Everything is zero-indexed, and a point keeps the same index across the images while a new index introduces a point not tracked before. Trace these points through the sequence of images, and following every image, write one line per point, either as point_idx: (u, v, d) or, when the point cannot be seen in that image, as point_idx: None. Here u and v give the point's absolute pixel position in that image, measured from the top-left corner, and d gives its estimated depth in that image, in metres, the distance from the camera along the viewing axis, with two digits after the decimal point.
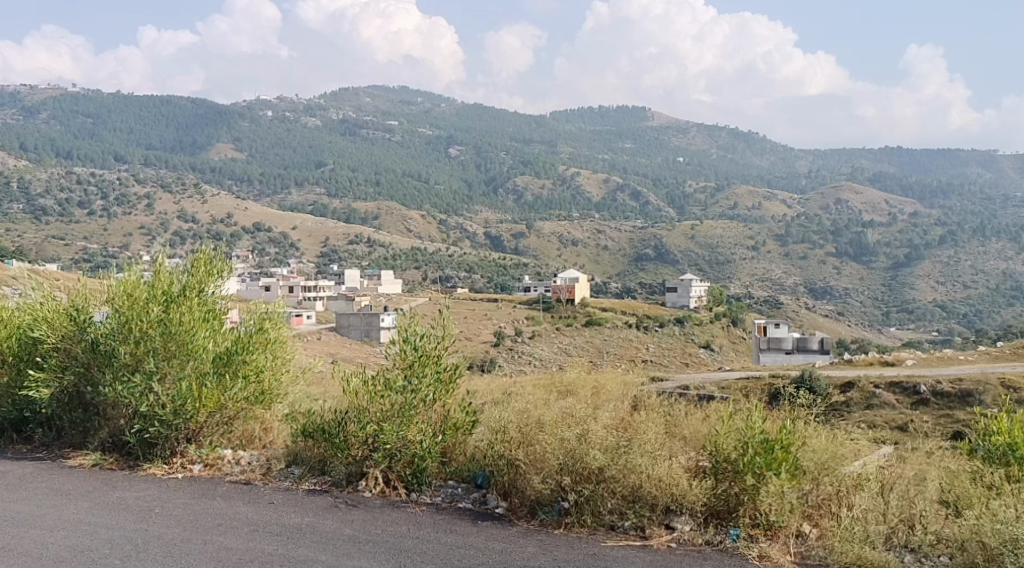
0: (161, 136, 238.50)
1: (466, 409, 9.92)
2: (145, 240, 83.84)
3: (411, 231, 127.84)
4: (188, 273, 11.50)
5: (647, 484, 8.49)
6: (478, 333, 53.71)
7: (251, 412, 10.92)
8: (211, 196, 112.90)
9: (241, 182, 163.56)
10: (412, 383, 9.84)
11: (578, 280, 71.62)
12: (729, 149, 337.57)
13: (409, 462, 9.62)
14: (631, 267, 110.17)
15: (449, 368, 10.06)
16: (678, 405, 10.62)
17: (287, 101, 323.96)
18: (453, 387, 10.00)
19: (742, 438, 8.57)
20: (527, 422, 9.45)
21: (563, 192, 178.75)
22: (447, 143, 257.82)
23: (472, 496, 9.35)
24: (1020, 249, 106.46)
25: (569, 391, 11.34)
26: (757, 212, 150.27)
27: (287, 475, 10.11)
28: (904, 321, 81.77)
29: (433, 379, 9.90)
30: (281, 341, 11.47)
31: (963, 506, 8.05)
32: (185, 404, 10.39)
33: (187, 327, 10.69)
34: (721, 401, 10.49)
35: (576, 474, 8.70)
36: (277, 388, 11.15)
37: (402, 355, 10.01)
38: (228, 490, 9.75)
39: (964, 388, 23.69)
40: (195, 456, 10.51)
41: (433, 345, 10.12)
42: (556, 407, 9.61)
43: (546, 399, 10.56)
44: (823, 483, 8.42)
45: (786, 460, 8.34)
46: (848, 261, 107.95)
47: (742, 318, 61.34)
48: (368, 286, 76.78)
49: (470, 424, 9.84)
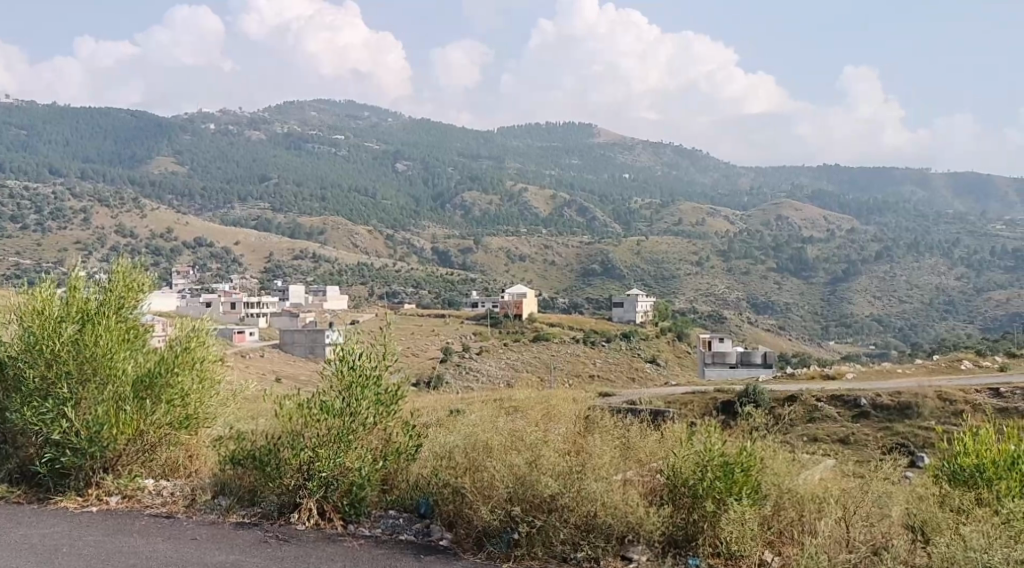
0: (100, 148, 234.37)
1: (409, 432, 9.99)
2: (80, 256, 82.18)
3: (357, 246, 127.03)
4: (105, 289, 11.37)
5: (599, 511, 8.57)
6: (425, 350, 53.33)
7: (175, 437, 10.86)
8: (151, 211, 111.04)
9: (182, 196, 161.26)
10: (350, 406, 9.85)
11: (526, 296, 71.65)
12: (674, 166, 341.57)
13: (347, 491, 9.56)
14: (577, 282, 110.34)
15: (391, 388, 10.14)
16: (633, 424, 10.71)
17: (231, 114, 320.46)
18: (395, 405, 10.07)
19: (695, 467, 8.65)
20: (475, 447, 9.57)
21: (509, 208, 179.18)
22: (394, 157, 257.26)
23: (413, 527, 9.32)
24: (953, 265, 109.06)
25: (521, 412, 11.37)
26: (701, 228, 152.16)
27: (213, 506, 9.96)
28: (842, 335, 83.13)
29: (373, 403, 9.93)
30: (209, 359, 11.43)
31: (931, 531, 8.03)
32: (100, 431, 10.29)
33: (104, 350, 10.64)
34: (676, 423, 10.60)
35: (526, 503, 8.75)
36: (205, 411, 11.10)
37: (339, 375, 10.02)
38: (147, 524, 9.59)
39: (903, 400, 23.88)
40: (112, 487, 10.34)
41: (372, 364, 10.12)
42: (502, 433, 9.66)
43: (494, 420, 10.61)
44: (778, 505, 8.53)
45: (748, 484, 8.49)
46: (789, 276, 109.53)
47: (687, 332, 61.77)
48: (313, 302, 75.97)
49: (414, 448, 9.90)
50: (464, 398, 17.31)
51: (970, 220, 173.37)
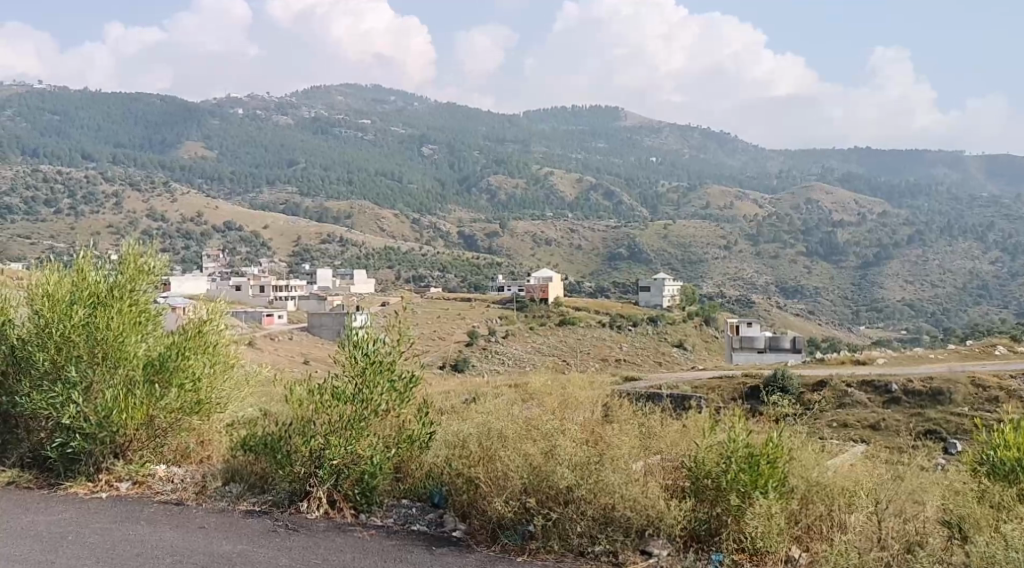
0: (130, 133, 236.18)
1: (424, 420, 10.02)
2: (111, 239, 82.95)
3: (384, 230, 127.41)
4: (119, 270, 11.45)
5: (617, 503, 8.50)
6: (452, 333, 53.49)
7: (187, 423, 10.87)
8: (180, 195, 111.89)
9: (211, 180, 162.28)
10: (363, 393, 9.91)
11: (552, 280, 71.64)
12: (702, 149, 339.48)
13: (358, 481, 9.59)
14: (604, 267, 110.09)
15: (403, 376, 10.21)
16: (653, 414, 10.66)
17: (259, 99, 321.84)
18: (410, 393, 10.16)
19: (715, 458, 8.61)
20: (489, 436, 9.62)
21: (536, 192, 178.97)
22: (421, 142, 257.47)
23: (427, 517, 9.36)
24: (985, 249, 107.83)
25: (538, 400, 11.38)
26: (729, 212, 151.34)
27: (224, 494, 10.05)
28: (873, 320, 82.46)
29: (386, 389, 9.98)
30: (222, 344, 11.53)
31: (970, 528, 7.76)
32: (111, 415, 10.30)
33: (116, 332, 10.69)
34: (698, 413, 10.58)
35: (540, 495, 8.75)
36: (218, 399, 11.15)
37: (351, 362, 10.12)
38: (156, 511, 9.67)
39: (935, 386, 23.72)
40: (123, 473, 10.42)
41: (387, 354, 10.20)
42: (516, 425, 9.69)
43: (510, 410, 10.66)
44: (801, 497, 8.44)
45: (772, 476, 8.38)
46: (818, 260, 108.75)
47: (715, 317, 61.52)
48: (341, 286, 76.34)
49: (426, 438, 9.90)
50: (488, 386, 17.44)
51: (1003, 204, 171.31)
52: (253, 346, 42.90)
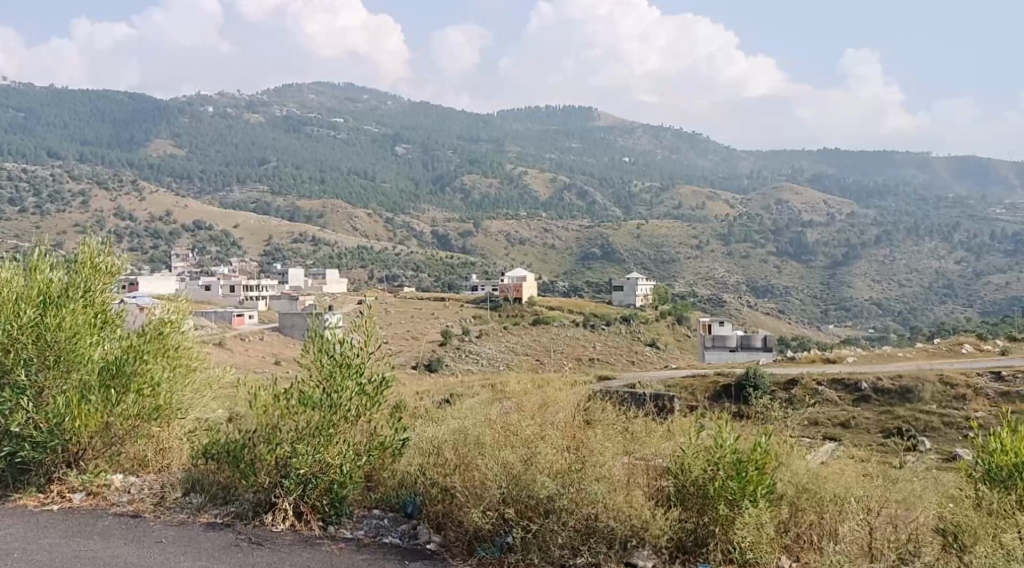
0: (98, 130, 233.66)
1: (397, 428, 10.31)
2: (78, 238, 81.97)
3: (357, 229, 126.89)
4: (73, 272, 11.89)
5: (600, 514, 8.71)
6: (424, 333, 53.26)
7: (144, 429, 11.20)
8: (149, 194, 110.83)
9: (181, 178, 160.92)
10: (332, 397, 10.15)
11: (526, 279, 71.54)
12: (674, 149, 340.98)
13: (327, 490, 9.82)
14: (577, 266, 110.22)
15: (375, 379, 10.45)
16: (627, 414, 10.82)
17: (230, 97, 319.65)
18: (381, 399, 10.41)
19: (704, 463, 8.78)
20: (464, 444, 9.82)
21: (509, 191, 179.00)
22: (394, 140, 256.65)
23: (400, 528, 9.59)
24: (952, 249, 109.07)
25: (515, 399, 11.51)
26: (700, 212, 152.09)
27: (185, 505, 10.29)
28: (842, 318, 83.16)
29: (356, 394, 10.22)
30: (184, 345, 12.17)
31: (965, 539, 7.92)
32: (63, 422, 10.61)
33: (69, 334, 11.02)
34: (676, 417, 10.80)
35: (521, 506, 8.91)
36: (177, 402, 11.56)
37: (320, 366, 10.42)
38: (110, 525, 9.88)
39: (904, 384, 23.74)
40: (76, 483, 10.69)
41: (356, 355, 10.49)
42: (492, 428, 9.89)
43: (485, 410, 10.88)
44: (788, 505, 8.73)
45: (759, 481, 8.60)
46: (789, 259, 109.47)
47: (687, 316, 61.72)
48: (313, 285, 75.84)
49: (400, 447, 10.19)
50: (457, 388, 17.55)
51: (969, 204, 173.16)
52: (221, 346, 42.49)
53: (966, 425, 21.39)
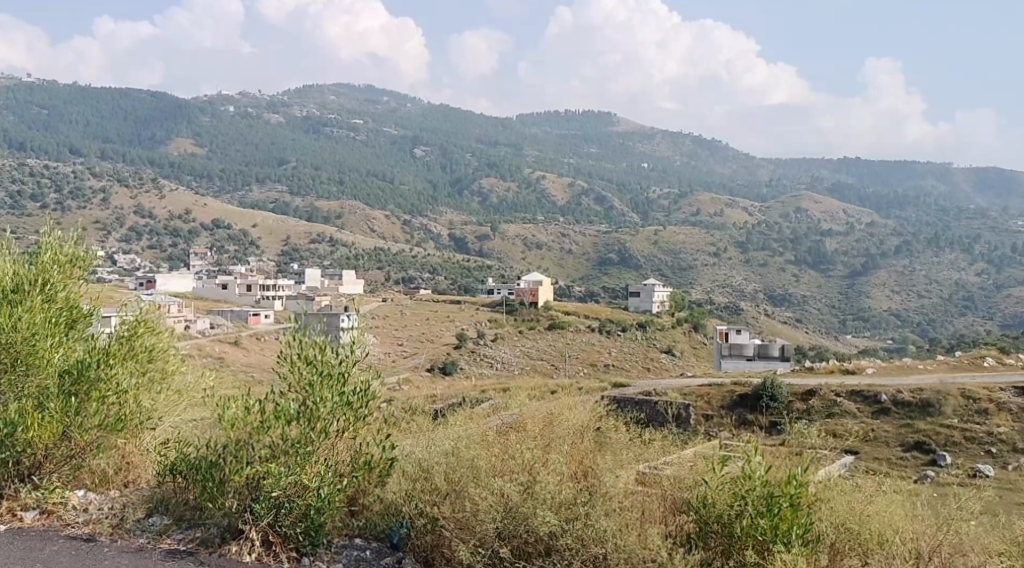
0: (119, 128, 235.00)
1: (384, 447, 11.00)
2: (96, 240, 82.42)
3: (374, 230, 127.13)
4: (35, 262, 12.79)
5: (609, 554, 9.45)
6: (440, 337, 53.35)
7: (108, 442, 11.83)
8: (169, 192, 111.47)
9: (201, 177, 161.50)
10: (311, 410, 10.78)
11: (542, 283, 71.42)
12: (694, 156, 340.19)
13: (301, 517, 10.53)
14: (594, 271, 110.10)
15: (358, 387, 11.07)
16: (604, 423, 11.61)
17: (250, 96, 320.74)
18: (366, 413, 11.04)
19: (729, 498, 9.62)
20: (451, 469, 10.60)
21: (527, 195, 178.83)
22: (413, 142, 256.83)
23: (382, 562, 10.43)
24: (971, 261, 108.33)
25: (501, 419, 12.26)
26: (718, 219, 151.68)
27: (146, 528, 11.01)
28: (859, 329, 82.72)
29: (339, 405, 10.86)
30: (160, 355, 12.96)
31: None
32: (16, 431, 11.23)
33: (28, 336, 11.75)
34: (643, 435, 11.75)
35: (516, 546, 9.71)
36: (148, 411, 12.29)
37: (300, 375, 11.01)
38: (61, 550, 10.48)
39: (924, 397, 23.52)
40: (29, 501, 11.31)
41: (337, 367, 11.05)
42: (476, 454, 10.67)
43: (466, 430, 11.68)
44: (829, 540, 9.60)
45: (792, 516, 9.44)
46: (806, 268, 108.99)
47: (704, 324, 61.48)
48: (329, 286, 76.01)
49: (387, 463, 10.92)
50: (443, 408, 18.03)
51: (989, 216, 172.12)
52: (236, 345, 42.68)
53: (989, 440, 21.59)
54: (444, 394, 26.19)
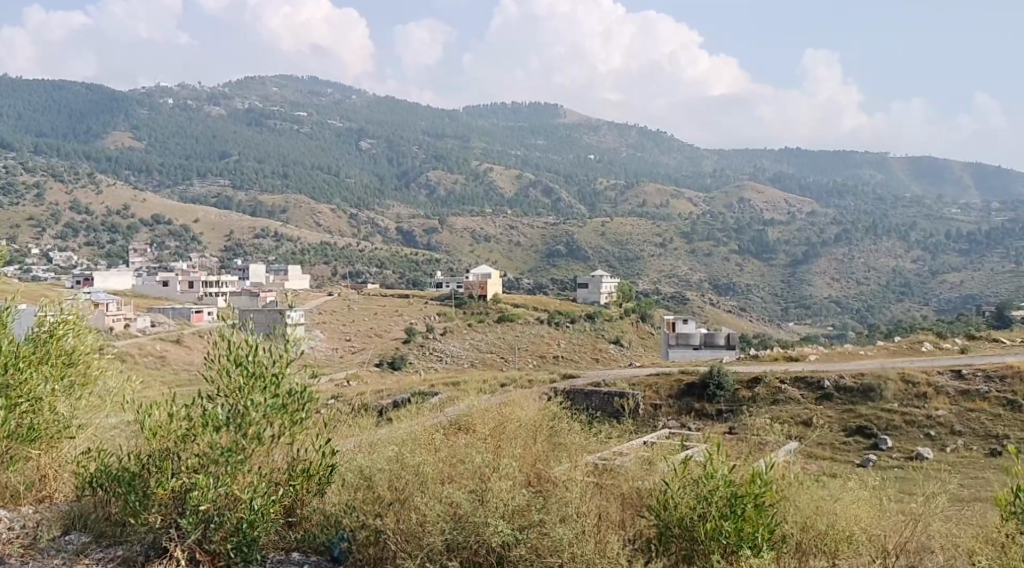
0: (54, 122, 230.09)
1: (324, 453, 10.76)
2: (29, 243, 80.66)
3: (320, 224, 125.73)
4: None
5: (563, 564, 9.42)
6: (388, 331, 52.83)
7: (19, 453, 11.23)
8: (106, 187, 109.33)
9: (140, 172, 158.66)
10: (241, 416, 10.37)
11: (490, 276, 71.05)
12: (639, 147, 341.64)
13: (232, 533, 10.09)
14: (541, 263, 110.05)
15: (294, 390, 10.67)
16: (540, 429, 11.73)
17: (191, 88, 315.53)
18: (304, 416, 10.67)
19: (692, 499, 9.81)
20: (397, 474, 10.48)
21: (474, 188, 178.12)
22: (358, 135, 254.56)
23: None
24: (909, 249, 110.11)
25: (458, 424, 12.08)
26: (664, 210, 152.51)
27: (62, 547, 10.46)
28: (801, 316, 83.69)
29: (276, 410, 10.50)
30: (85, 358, 12.15)
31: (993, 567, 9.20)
32: None
33: None
34: (579, 442, 11.77)
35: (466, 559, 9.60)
36: (65, 419, 11.64)
37: (231, 377, 10.55)
38: None
39: (865, 381, 23.63)
40: None
41: (267, 368, 10.66)
42: (423, 462, 10.54)
43: (407, 436, 11.50)
44: (794, 542, 9.97)
45: (757, 517, 9.64)
46: (750, 258, 109.96)
47: (651, 314, 61.59)
48: (274, 281, 74.97)
49: (328, 470, 10.69)
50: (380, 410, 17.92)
51: (927, 205, 175.24)
52: (177, 343, 41.86)
53: (928, 424, 21.79)
54: (393, 390, 25.87)
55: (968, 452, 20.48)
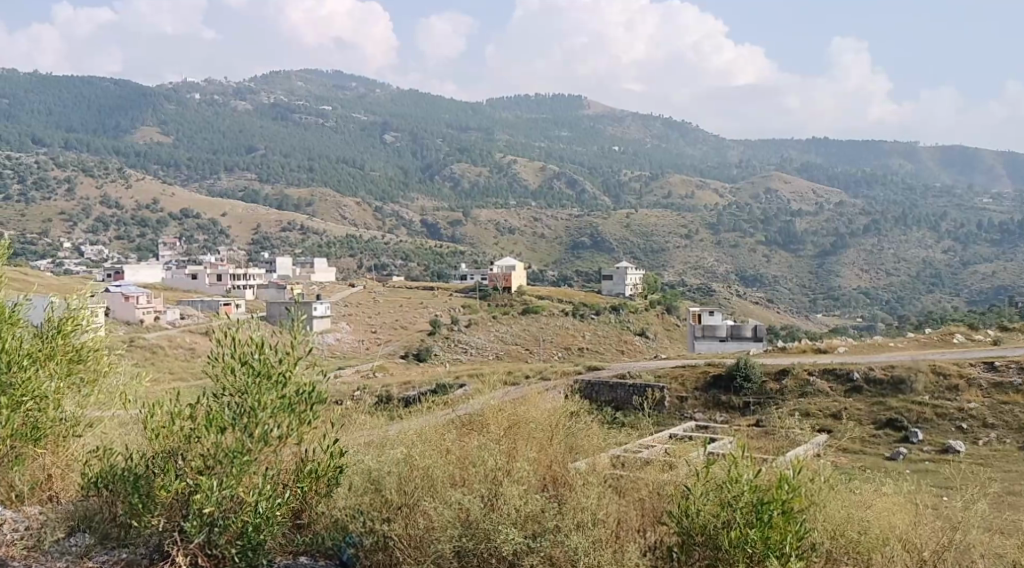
0: (82, 117, 232.31)
1: (332, 454, 11.04)
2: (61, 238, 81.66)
3: (346, 217, 126.39)
4: None
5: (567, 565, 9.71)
6: (414, 323, 53.16)
7: (24, 452, 11.46)
8: (135, 181, 110.43)
9: (167, 166, 159.98)
10: (250, 414, 10.64)
11: (516, 268, 71.25)
12: (665, 139, 340.51)
13: (237, 536, 10.38)
14: (567, 255, 110.12)
15: (302, 390, 10.98)
16: (540, 435, 12.10)
17: (217, 82, 317.32)
18: (311, 415, 10.99)
19: (716, 505, 9.86)
20: (407, 476, 10.94)
21: (499, 180, 178.36)
22: (383, 128, 255.32)
23: None
24: (938, 239, 109.30)
25: (479, 428, 12.46)
26: (689, 201, 152.07)
27: (66, 549, 10.77)
28: (829, 308, 83.37)
29: (288, 411, 10.82)
30: (95, 354, 12.41)
31: None
32: None
33: None
34: (571, 447, 12.14)
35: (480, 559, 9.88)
36: (73, 418, 11.97)
37: (237, 373, 10.83)
38: None
39: (896, 374, 23.64)
40: None
41: (276, 365, 10.95)
42: (442, 468, 10.96)
43: (415, 441, 11.88)
44: (823, 549, 10.08)
45: (785, 523, 9.56)
46: (777, 248, 109.54)
47: (677, 306, 61.59)
48: (301, 274, 75.55)
49: (335, 472, 10.96)
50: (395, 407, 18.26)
51: (956, 195, 173.70)
52: (206, 335, 42.33)
53: (959, 416, 21.75)
54: (419, 381, 26.16)
55: (1001, 446, 20.42)
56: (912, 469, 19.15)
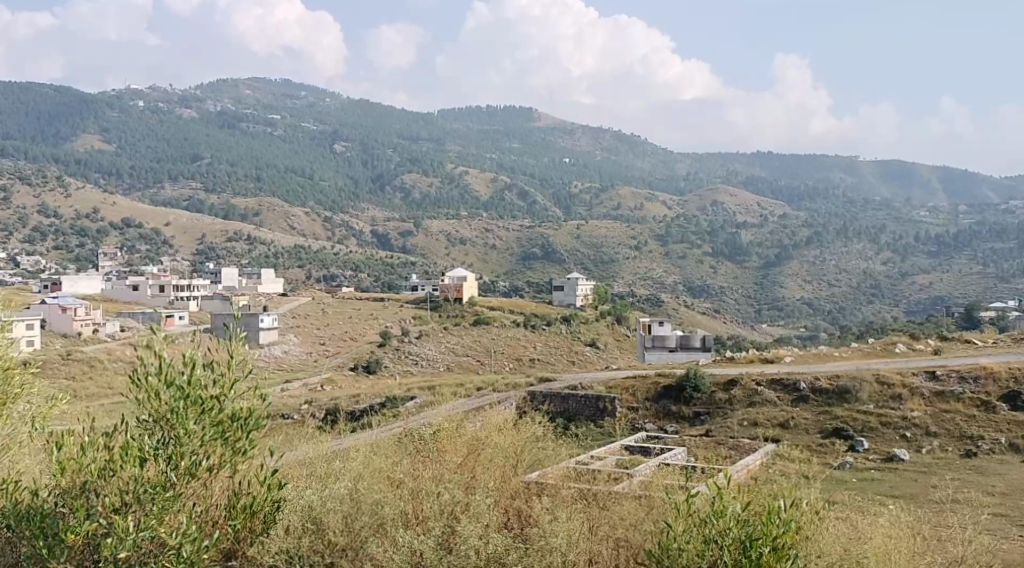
0: (23, 126, 227.89)
1: (267, 481, 12.10)
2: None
3: (294, 228, 124.92)
4: None
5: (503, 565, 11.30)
6: (363, 335, 52.48)
7: None
8: (75, 190, 108.29)
9: (109, 175, 157.18)
10: (176, 443, 11.45)
11: (467, 278, 70.65)
12: (614, 151, 342.08)
13: None
14: (517, 266, 109.83)
15: (236, 414, 11.82)
16: (489, 458, 13.93)
17: (161, 90, 312.87)
18: (245, 443, 11.84)
19: (697, 544, 10.87)
20: (355, 517, 12.42)
21: (450, 191, 177.60)
22: (332, 138, 253.33)
23: None
24: (879, 251, 110.89)
25: (433, 456, 14.06)
26: (638, 213, 152.68)
27: None
28: (774, 318, 84.21)
29: (224, 444, 11.72)
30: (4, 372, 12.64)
31: None
32: None
33: None
34: (493, 479, 13.40)
35: None
36: None
37: (161, 398, 11.54)
38: None
39: (842, 383, 23.60)
40: None
41: (206, 393, 11.70)
42: (398, 505, 12.72)
43: (356, 474, 13.36)
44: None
45: (776, 560, 10.58)
46: (724, 259, 110.23)
47: (626, 316, 61.50)
48: (247, 285, 74.37)
49: (273, 506, 12.03)
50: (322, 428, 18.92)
51: (896, 208, 176.55)
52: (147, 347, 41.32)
53: (903, 425, 21.78)
54: (368, 394, 25.66)
55: (943, 453, 20.52)
56: (859, 478, 19.14)
